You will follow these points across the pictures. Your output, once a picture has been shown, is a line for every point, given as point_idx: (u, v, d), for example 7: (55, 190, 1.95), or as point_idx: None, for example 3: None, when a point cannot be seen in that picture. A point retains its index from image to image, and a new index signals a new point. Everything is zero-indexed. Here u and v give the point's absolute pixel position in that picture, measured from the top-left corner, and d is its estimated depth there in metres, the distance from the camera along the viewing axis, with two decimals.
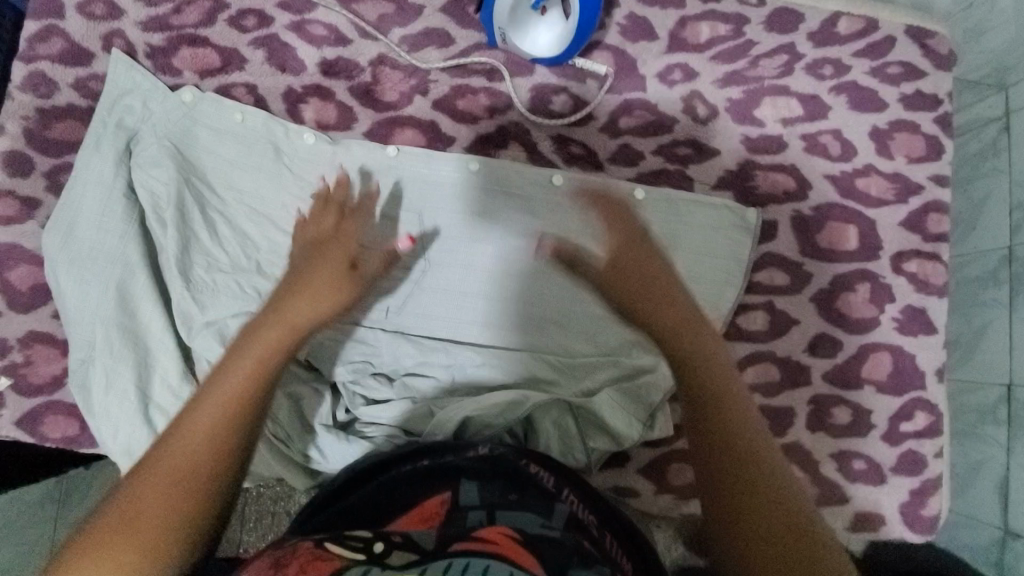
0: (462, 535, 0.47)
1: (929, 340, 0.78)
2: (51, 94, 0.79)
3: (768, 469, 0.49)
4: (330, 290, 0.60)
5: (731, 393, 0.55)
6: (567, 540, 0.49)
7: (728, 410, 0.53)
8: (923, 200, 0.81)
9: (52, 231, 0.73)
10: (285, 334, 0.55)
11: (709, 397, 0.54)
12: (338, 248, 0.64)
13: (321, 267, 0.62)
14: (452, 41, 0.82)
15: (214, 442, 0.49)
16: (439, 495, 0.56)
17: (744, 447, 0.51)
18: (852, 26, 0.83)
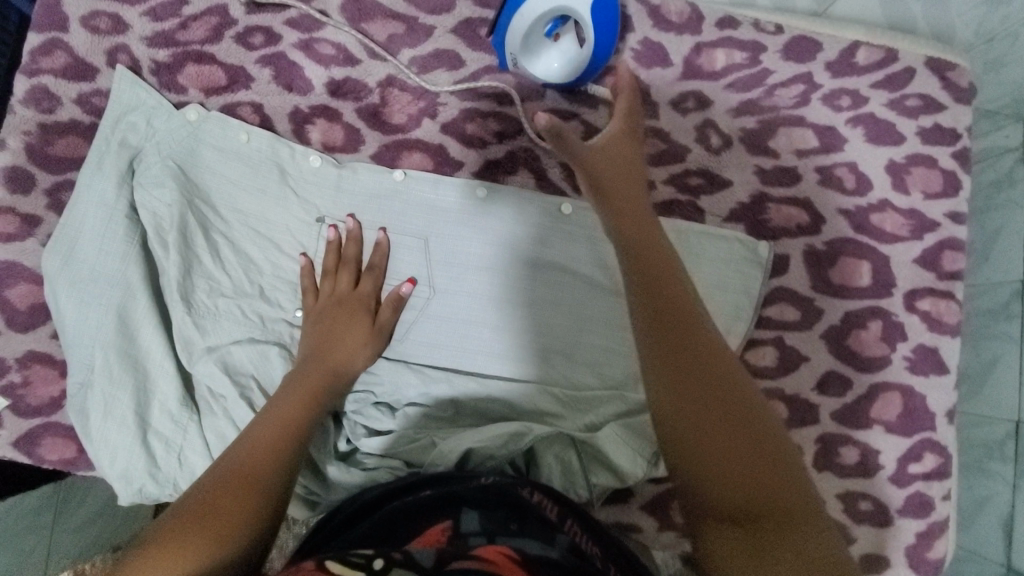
0: (460, 555, 0.44)
1: (940, 380, 0.77)
2: (53, 110, 0.77)
3: (738, 408, 0.47)
4: (359, 340, 0.71)
5: (700, 329, 0.51)
6: (567, 563, 0.48)
7: (694, 346, 0.50)
8: (938, 237, 0.79)
9: (52, 251, 0.72)
10: (313, 394, 0.65)
11: (711, 386, 0.48)
12: (360, 303, 0.74)
13: (348, 321, 0.72)
14: (463, 63, 0.81)
15: (259, 476, 0.55)
16: (441, 523, 0.54)
17: (715, 388, 0.48)
18: (872, 55, 0.81)
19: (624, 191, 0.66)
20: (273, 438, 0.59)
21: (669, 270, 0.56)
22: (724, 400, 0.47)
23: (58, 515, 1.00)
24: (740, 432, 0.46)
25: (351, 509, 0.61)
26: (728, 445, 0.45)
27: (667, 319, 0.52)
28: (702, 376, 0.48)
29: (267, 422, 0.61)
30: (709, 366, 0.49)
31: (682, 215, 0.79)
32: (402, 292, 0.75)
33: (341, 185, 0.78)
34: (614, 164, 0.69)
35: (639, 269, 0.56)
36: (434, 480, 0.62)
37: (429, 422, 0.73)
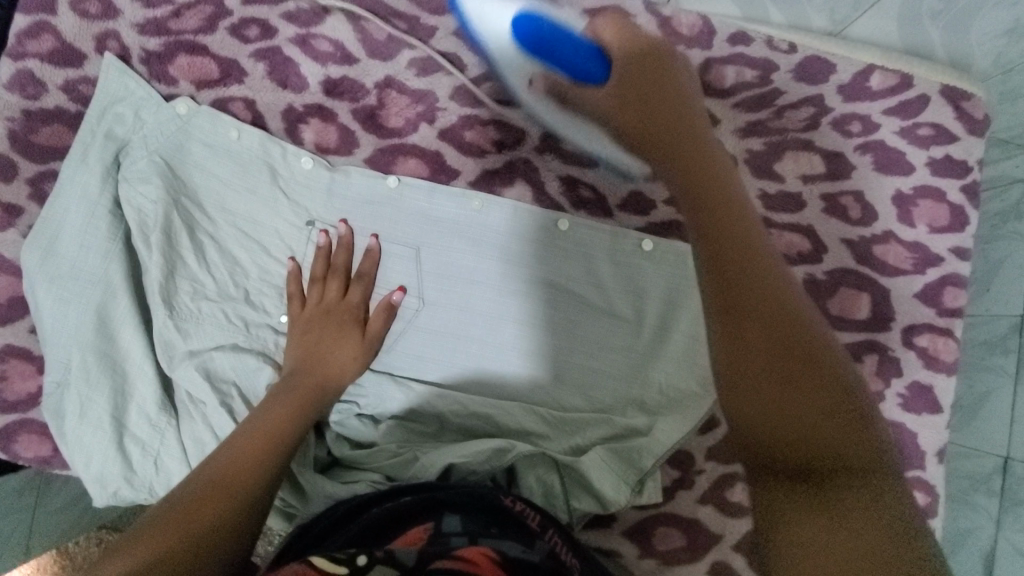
0: (441, 554, 0.44)
1: (932, 419, 0.76)
2: (38, 96, 0.75)
3: (801, 345, 0.42)
4: (348, 355, 0.70)
5: (760, 265, 0.45)
6: (547, 564, 0.47)
7: (751, 282, 0.44)
8: (942, 272, 0.78)
9: (31, 245, 0.71)
10: (301, 403, 0.64)
11: (784, 344, 0.42)
12: (343, 315, 0.71)
13: (339, 335, 0.70)
14: (465, 67, 0.78)
15: (235, 487, 0.53)
16: (422, 525, 0.53)
17: (777, 328, 0.42)
18: (885, 81, 0.78)
19: (667, 110, 0.57)
20: (256, 446, 0.57)
21: (722, 200, 0.50)
22: (788, 342, 0.42)
23: (40, 496, 0.97)
24: (805, 375, 0.41)
25: (333, 516, 0.57)
26: (794, 395, 0.41)
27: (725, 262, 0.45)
28: (765, 313, 0.43)
29: (251, 430, 0.59)
30: (769, 303, 0.43)
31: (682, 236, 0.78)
32: (393, 299, 0.73)
33: (332, 188, 0.76)
34: (642, 78, 0.58)
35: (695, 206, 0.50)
36: (413, 488, 0.59)
37: (412, 435, 0.72)
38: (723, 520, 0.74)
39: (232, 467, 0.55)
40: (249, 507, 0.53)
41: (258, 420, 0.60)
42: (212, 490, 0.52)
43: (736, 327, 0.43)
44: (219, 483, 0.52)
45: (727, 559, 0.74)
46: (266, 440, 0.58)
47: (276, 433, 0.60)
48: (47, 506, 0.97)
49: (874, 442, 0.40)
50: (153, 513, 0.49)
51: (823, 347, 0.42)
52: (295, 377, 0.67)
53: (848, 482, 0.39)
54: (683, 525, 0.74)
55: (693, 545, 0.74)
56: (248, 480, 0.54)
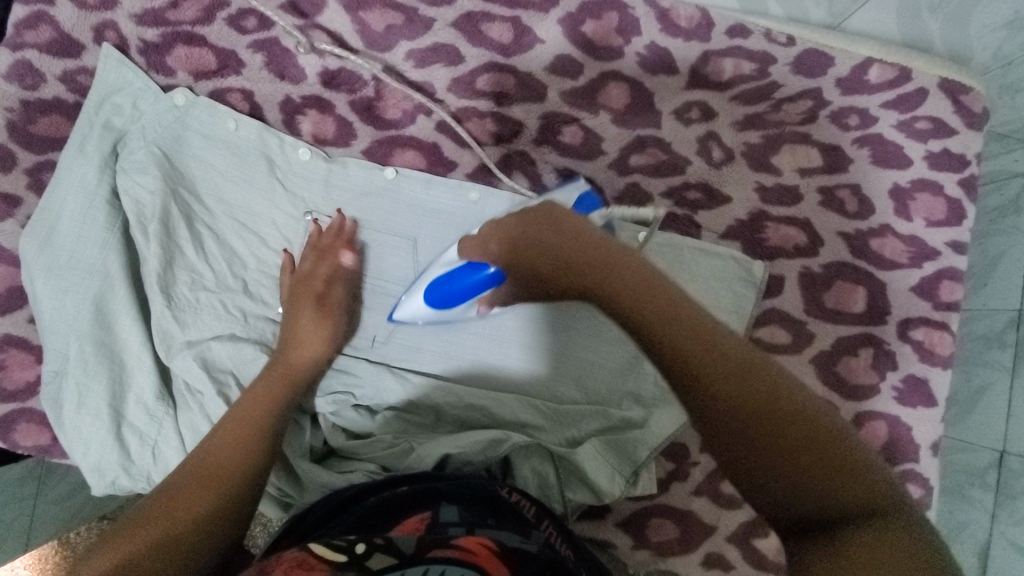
0: (441, 543, 0.44)
1: (927, 412, 0.76)
2: (37, 86, 0.75)
3: (785, 408, 0.43)
4: (317, 330, 0.70)
5: (701, 331, 0.46)
6: (543, 554, 0.48)
7: (718, 362, 0.45)
8: (938, 266, 0.77)
9: (30, 235, 0.72)
10: (277, 391, 0.64)
11: (752, 410, 0.43)
12: (308, 288, 0.71)
13: (302, 313, 0.70)
14: (461, 60, 0.77)
15: (223, 477, 0.54)
16: (420, 514, 0.53)
17: (754, 401, 0.43)
18: (883, 74, 0.76)
19: (571, 246, 0.56)
20: (245, 432, 0.59)
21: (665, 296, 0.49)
22: (756, 405, 0.43)
23: (41, 487, 0.97)
24: (800, 431, 0.42)
25: (330, 506, 0.57)
26: (787, 448, 0.42)
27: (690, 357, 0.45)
28: (742, 386, 0.44)
29: (239, 414, 0.60)
30: (742, 377, 0.44)
31: (678, 231, 0.80)
32: (342, 259, 0.74)
33: (329, 180, 0.77)
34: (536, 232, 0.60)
35: (639, 316, 0.48)
36: (410, 477, 0.60)
37: (407, 426, 0.72)
38: (717, 512, 0.75)
39: (224, 454, 0.56)
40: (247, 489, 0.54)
41: (239, 409, 0.61)
42: (206, 474, 0.54)
43: (708, 404, 0.44)
44: (211, 468, 0.54)
45: (721, 550, 0.74)
46: (253, 422, 0.60)
47: (262, 419, 0.61)
48: (47, 497, 0.97)
49: (879, 476, 0.41)
50: (153, 495, 0.52)
51: (797, 400, 0.43)
52: (268, 371, 0.66)
53: (878, 526, 0.39)
54: (677, 516, 0.75)
55: (688, 536, 0.74)
56: (243, 465, 0.55)
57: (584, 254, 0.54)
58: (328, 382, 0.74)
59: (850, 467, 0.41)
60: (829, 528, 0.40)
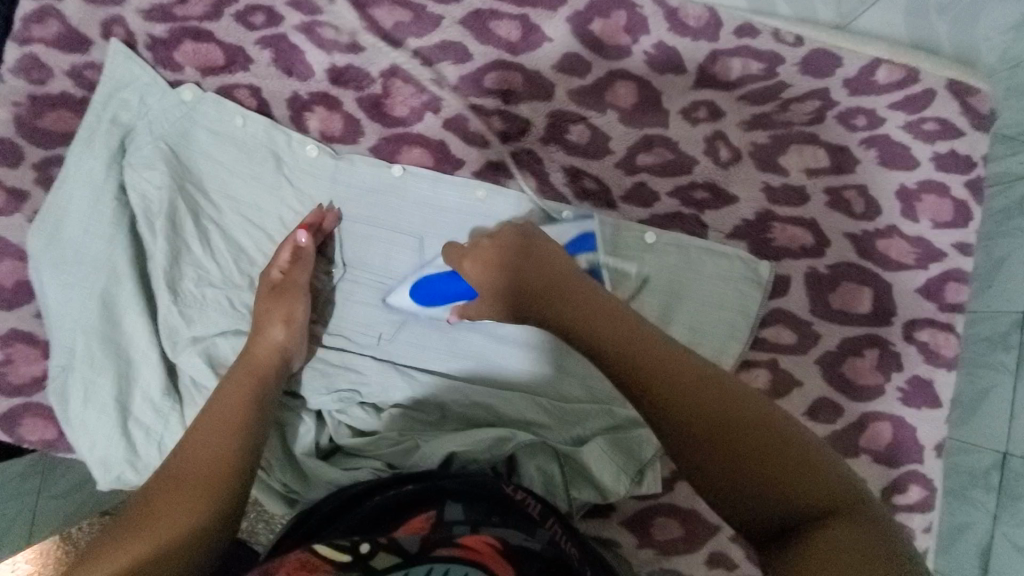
0: (445, 542, 0.45)
1: (932, 413, 0.76)
2: (46, 81, 0.75)
3: (745, 422, 0.46)
4: (277, 317, 0.69)
5: (657, 351, 0.51)
6: (546, 551, 0.48)
7: (682, 379, 0.49)
8: (944, 267, 0.77)
9: (38, 229, 0.72)
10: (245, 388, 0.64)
11: (710, 423, 0.47)
12: (266, 284, 0.72)
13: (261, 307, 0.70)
14: (470, 57, 0.78)
15: (196, 480, 0.55)
16: (425, 512, 0.52)
17: (712, 416, 0.47)
18: (891, 75, 0.77)
19: (545, 275, 0.62)
20: (222, 436, 0.59)
21: (629, 325, 0.54)
22: (712, 413, 0.47)
23: (44, 481, 0.97)
24: (760, 441, 0.45)
25: (332, 507, 0.57)
26: (747, 453, 0.45)
27: (654, 379, 0.49)
28: (701, 405, 0.47)
29: (215, 415, 0.61)
30: (704, 390, 0.48)
31: (684, 229, 0.80)
32: (300, 240, 0.73)
33: (337, 176, 0.77)
34: (515, 256, 0.66)
35: (605, 344, 0.54)
36: (415, 477, 0.59)
37: (412, 423, 0.72)
38: None
39: (201, 460, 0.57)
40: (229, 496, 0.55)
41: (208, 413, 0.61)
42: (183, 481, 0.54)
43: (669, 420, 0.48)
44: (182, 475, 0.55)
45: (724, 549, 0.74)
46: (227, 428, 0.60)
47: (236, 422, 0.61)
48: (51, 490, 0.97)
49: (840, 476, 0.44)
50: (138, 501, 0.53)
51: (751, 406, 0.47)
52: (237, 370, 0.66)
53: (838, 525, 0.41)
54: (682, 516, 0.75)
55: (692, 536, 0.74)
56: (221, 474, 0.56)
57: (557, 285, 0.61)
58: (334, 379, 0.74)
59: (807, 464, 0.44)
60: (791, 532, 0.42)
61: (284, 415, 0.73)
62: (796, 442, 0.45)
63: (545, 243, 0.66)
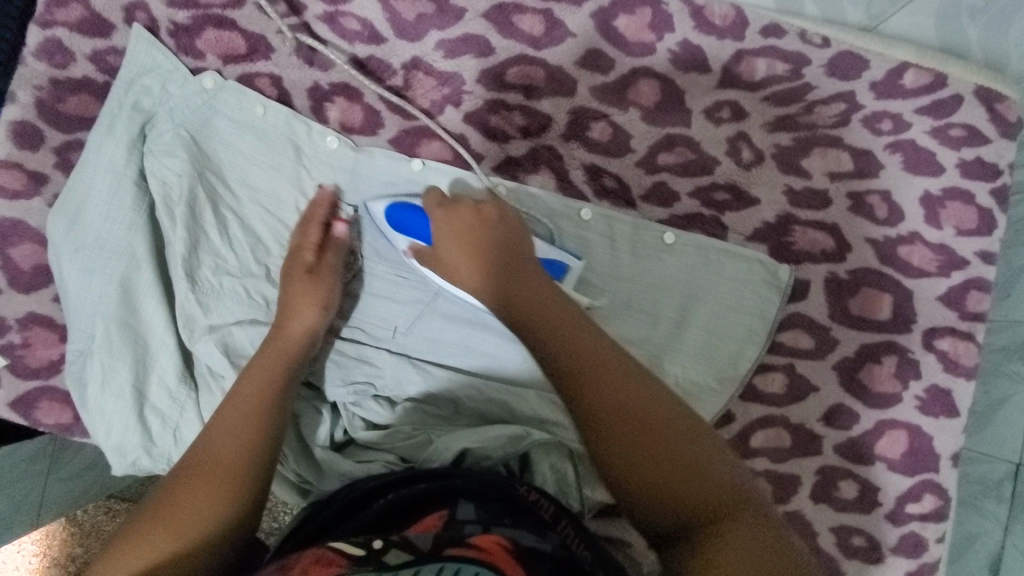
0: (455, 540, 0.45)
1: (948, 423, 0.76)
2: (67, 65, 0.75)
3: (663, 439, 0.53)
4: (311, 303, 0.70)
5: (588, 349, 0.58)
6: (559, 555, 0.47)
7: (614, 394, 0.55)
8: (966, 276, 0.77)
9: (58, 214, 0.72)
10: (269, 372, 0.64)
11: (625, 419, 0.54)
12: (305, 264, 0.72)
13: (296, 290, 0.70)
14: (492, 51, 0.76)
15: (220, 469, 0.55)
16: (437, 511, 0.52)
17: (638, 432, 0.53)
18: (919, 79, 0.75)
19: (506, 270, 0.67)
20: (243, 421, 0.59)
21: (576, 338, 0.60)
22: (633, 411, 0.54)
23: (53, 465, 0.93)
24: (670, 451, 0.53)
25: (344, 503, 0.57)
26: (654, 449, 0.53)
27: (590, 390, 0.56)
28: (630, 417, 0.54)
29: (243, 403, 0.61)
30: (622, 392, 0.55)
31: (704, 231, 0.79)
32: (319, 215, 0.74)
33: (357, 169, 0.77)
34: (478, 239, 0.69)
35: (553, 351, 0.59)
36: (429, 476, 0.59)
37: (426, 418, 0.72)
38: None
39: (223, 447, 0.57)
40: (253, 490, 0.55)
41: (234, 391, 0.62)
42: (209, 473, 0.55)
43: (591, 409, 0.55)
44: (205, 464, 0.56)
45: None
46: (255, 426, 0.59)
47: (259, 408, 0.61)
48: (60, 473, 0.95)
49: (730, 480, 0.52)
50: (162, 491, 0.54)
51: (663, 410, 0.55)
52: (263, 354, 0.66)
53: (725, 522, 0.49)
54: None
55: None
56: (242, 470, 0.56)
57: (518, 279, 0.66)
58: (347, 372, 0.74)
59: (695, 458, 0.53)
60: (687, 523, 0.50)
61: (299, 406, 0.73)
62: (706, 460, 0.53)
63: (511, 229, 0.70)
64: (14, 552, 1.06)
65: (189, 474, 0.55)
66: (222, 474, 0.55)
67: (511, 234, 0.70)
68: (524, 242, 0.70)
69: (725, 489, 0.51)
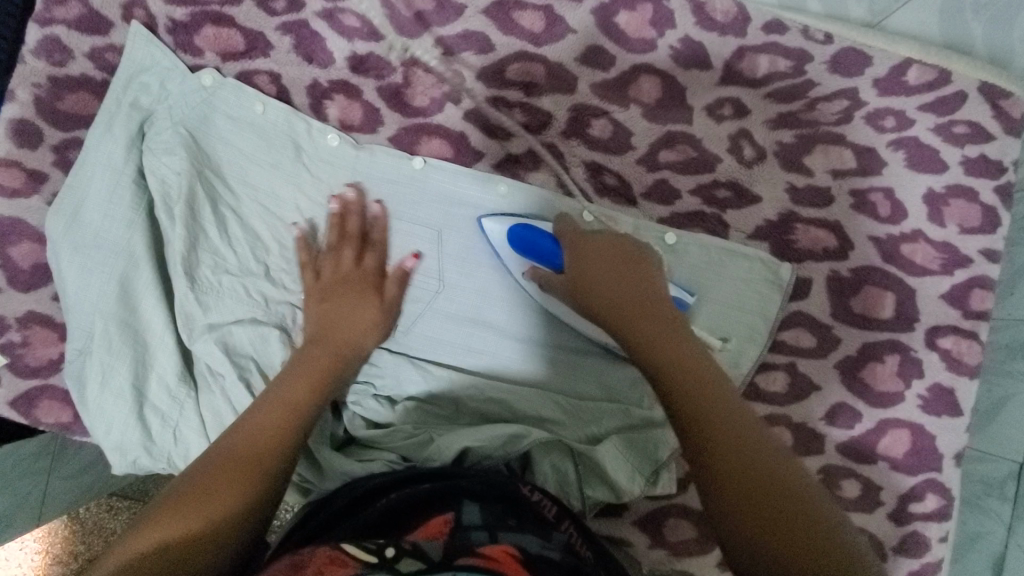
0: (465, 551, 0.43)
1: (952, 422, 0.75)
2: (66, 63, 0.75)
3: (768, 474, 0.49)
4: (363, 317, 0.70)
5: (701, 377, 0.55)
6: (567, 563, 0.47)
7: (724, 420, 0.52)
8: (970, 274, 0.76)
9: (57, 213, 0.72)
10: (313, 377, 0.64)
11: (732, 453, 0.50)
12: (356, 281, 0.72)
13: (344, 303, 0.71)
14: (492, 47, 0.76)
15: (254, 464, 0.54)
16: (443, 514, 0.51)
17: (752, 475, 0.49)
18: (922, 76, 0.75)
19: (628, 287, 0.64)
20: (281, 420, 0.59)
21: (690, 359, 0.57)
22: (742, 452, 0.50)
23: (55, 462, 0.93)
24: (775, 501, 0.48)
25: (345, 502, 0.57)
26: (760, 494, 0.48)
27: (704, 410, 0.53)
28: (739, 455, 0.50)
29: (279, 406, 0.60)
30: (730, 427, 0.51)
31: (705, 228, 0.78)
32: (349, 226, 0.74)
33: (357, 167, 0.77)
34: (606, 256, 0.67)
35: (665, 367, 0.57)
36: (432, 476, 0.58)
37: (427, 417, 0.72)
38: None
39: (258, 440, 0.57)
40: (271, 485, 0.55)
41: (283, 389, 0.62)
42: (237, 465, 0.54)
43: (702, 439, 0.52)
44: (241, 457, 0.55)
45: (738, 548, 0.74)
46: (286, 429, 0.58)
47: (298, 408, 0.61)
48: (60, 472, 0.94)
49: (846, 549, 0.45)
50: (191, 476, 0.53)
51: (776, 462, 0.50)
52: (308, 355, 0.66)
53: None
54: (694, 517, 0.75)
55: (705, 537, 0.74)
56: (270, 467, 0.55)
57: (623, 296, 0.63)
58: None
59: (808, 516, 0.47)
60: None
61: None
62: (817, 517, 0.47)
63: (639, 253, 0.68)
64: (16, 550, 1.06)
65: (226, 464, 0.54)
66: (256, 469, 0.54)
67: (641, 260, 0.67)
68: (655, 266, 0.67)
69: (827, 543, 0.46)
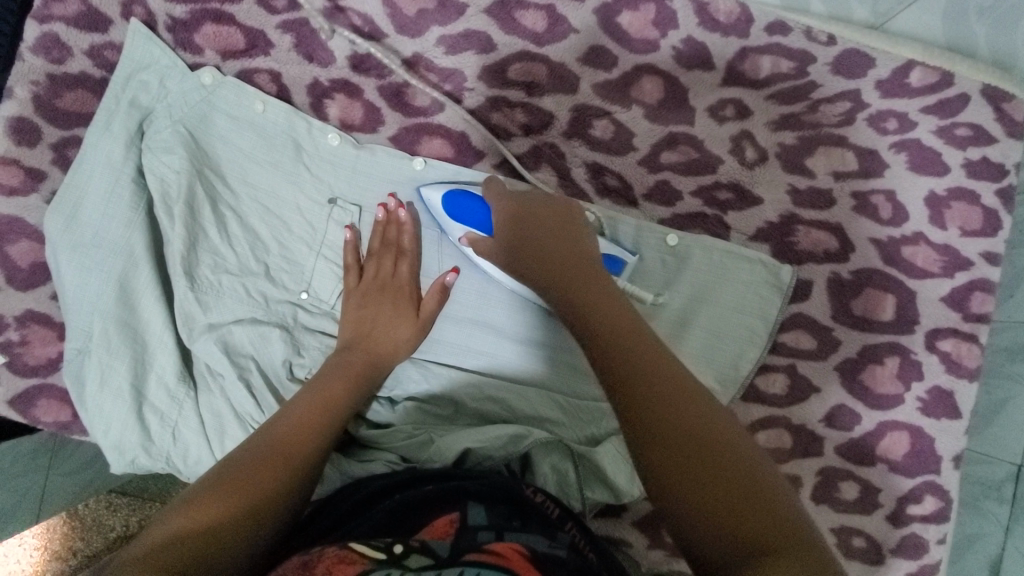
0: (474, 548, 0.44)
1: (951, 424, 0.75)
2: (64, 60, 0.74)
3: (720, 445, 0.45)
4: (400, 324, 0.71)
5: (630, 328, 0.54)
6: (574, 560, 0.47)
7: (673, 392, 0.48)
8: (970, 277, 0.76)
9: (55, 211, 0.71)
10: (352, 379, 0.64)
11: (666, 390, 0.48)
12: (394, 291, 0.72)
13: (382, 311, 0.71)
14: (493, 47, 0.75)
15: (291, 457, 0.54)
16: (449, 514, 0.51)
17: (681, 415, 0.46)
18: (926, 77, 0.74)
19: (565, 264, 0.63)
20: (312, 415, 0.58)
21: (625, 316, 0.56)
22: (675, 389, 0.48)
23: (55, 458, 0.92)
24: (705, 441, 0.45)
25: (356, 499, 0.57)
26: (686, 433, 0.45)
27: (629, 350, 0.51)
28: (663, 390, 0.48)
29: (301, 408, 0.59)
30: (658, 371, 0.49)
31: (706, 229, 0.78)
32: (402, 237, 0.74)
33: (357, 166, 0.77)
34: (553, 232, 0.67)
35: (601, 323, 0.55)
36: (436, 477, 0.58)
37: (427, 417, 0.72)
38: None
39: (300, 435, 0.56)
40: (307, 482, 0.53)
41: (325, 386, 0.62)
42: (276, 458, 0.53)
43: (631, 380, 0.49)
44: (282, 450, 0.54)
45: None
46: (309, 428, 0.57)
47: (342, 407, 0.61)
48: (61, 467, 0.93)
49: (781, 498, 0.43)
50: (234, 461, 0.52)
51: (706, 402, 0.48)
52: (352, 352, 0.67)
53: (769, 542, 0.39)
54: None
55: None
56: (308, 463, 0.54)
57: (562, 260, 0.64)
58: None
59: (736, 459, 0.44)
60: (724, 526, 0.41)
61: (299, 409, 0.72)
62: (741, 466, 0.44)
63: (581, 231, 0.68)
64: (15, 545, 1.05)
65: (263, 454, 0.53)
66: (290, 462, 0.53)
67: (581, 231, 0.68)
68: (589, 239, 0.67)
69: (790, 525, 0.41)
